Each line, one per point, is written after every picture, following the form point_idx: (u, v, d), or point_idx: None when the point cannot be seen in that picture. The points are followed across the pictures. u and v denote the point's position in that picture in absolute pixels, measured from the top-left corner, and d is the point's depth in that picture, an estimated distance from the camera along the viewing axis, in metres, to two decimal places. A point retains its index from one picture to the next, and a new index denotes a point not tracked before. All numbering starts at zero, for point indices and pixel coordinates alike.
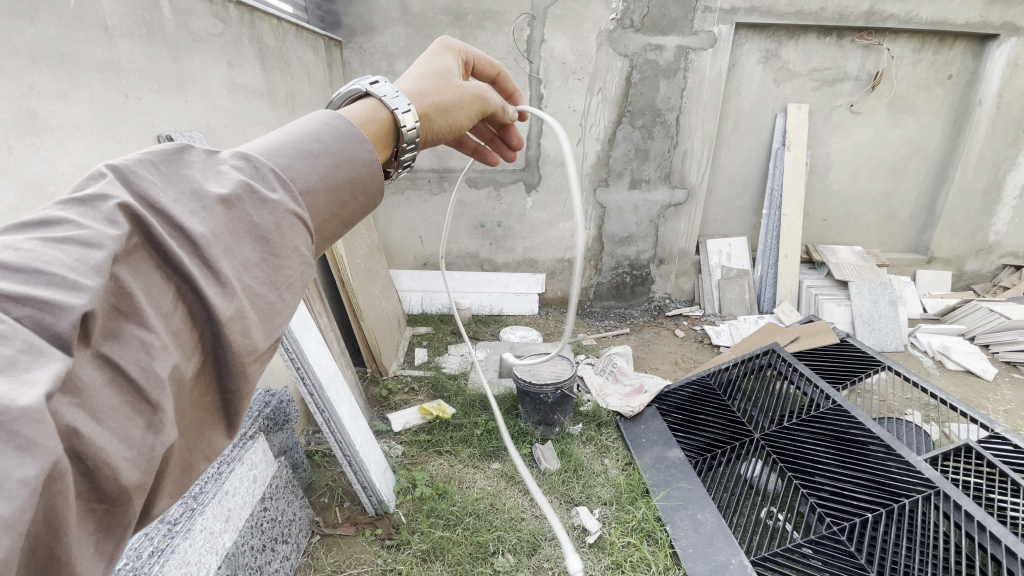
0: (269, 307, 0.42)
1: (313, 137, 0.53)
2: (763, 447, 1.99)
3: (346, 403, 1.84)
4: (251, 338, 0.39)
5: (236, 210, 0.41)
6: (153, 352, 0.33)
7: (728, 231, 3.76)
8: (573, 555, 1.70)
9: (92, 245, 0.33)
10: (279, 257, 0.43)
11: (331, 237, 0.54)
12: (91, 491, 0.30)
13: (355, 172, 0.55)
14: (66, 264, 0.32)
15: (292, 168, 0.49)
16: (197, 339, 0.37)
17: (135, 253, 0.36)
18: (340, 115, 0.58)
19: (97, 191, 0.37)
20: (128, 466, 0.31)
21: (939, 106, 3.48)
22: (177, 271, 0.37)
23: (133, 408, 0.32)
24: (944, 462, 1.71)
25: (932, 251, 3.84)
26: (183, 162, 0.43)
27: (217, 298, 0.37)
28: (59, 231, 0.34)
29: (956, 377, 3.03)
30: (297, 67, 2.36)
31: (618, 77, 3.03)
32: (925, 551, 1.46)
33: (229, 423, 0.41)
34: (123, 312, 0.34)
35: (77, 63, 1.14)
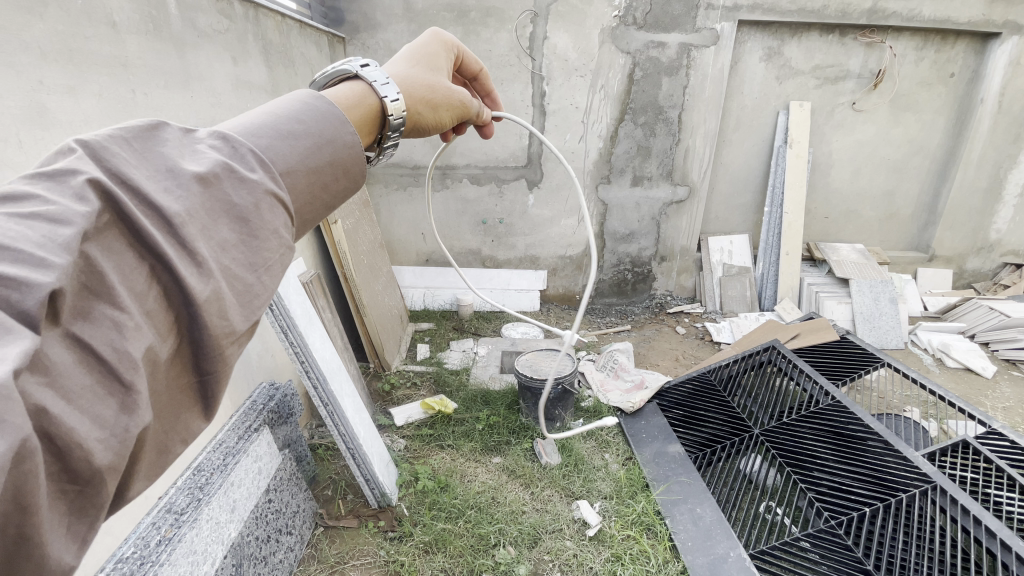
0: (247, 288, 0.42)
1: (294, 118, 0.54)
2: (763, 443, 2.00)
3: (349, 396, 1.85)
4: (228, 320, 0.39)
5: (212, 188, 0.42)
6: (125, 332, 0.32)
7: (730, 229, 3.77)
8: (574, 548, 1.72)
9: (60, 222, 0.33)
10: (258, 238, 0.44)
11: (310, 220, 0.55)
12: (62, 473, 0.29)
13: (336, 155, 0.56)
14: (33, 241, 0.31)
15: (271, 149, 0.50)
16: (172, 319, 0.37)
17: (107, 231, 0.36)
18: (321, 95, 0.60)
19: (66, 166, 0.37)
20: (100, 448, 0.30)
21: (942, 104, 3.48)
22: (150, 250, 0.36)
23: (105, 389, 0.31)
24: (941, 457, 1.72)
25: (933, 249, 3.84)
26: (158, 139, 0.43)
27: (193, 278, 0.37)
28: (25, 206, 0.34)
29: (955, 375, 3.04)
30: (301, 63, 2.37)
31: (620, 74, 3.03)
32: (921, 546, 1.47)
33: (207, 406, 0.41)
34: (93, 290, 0.33)
35: (85, 59, 1.15)
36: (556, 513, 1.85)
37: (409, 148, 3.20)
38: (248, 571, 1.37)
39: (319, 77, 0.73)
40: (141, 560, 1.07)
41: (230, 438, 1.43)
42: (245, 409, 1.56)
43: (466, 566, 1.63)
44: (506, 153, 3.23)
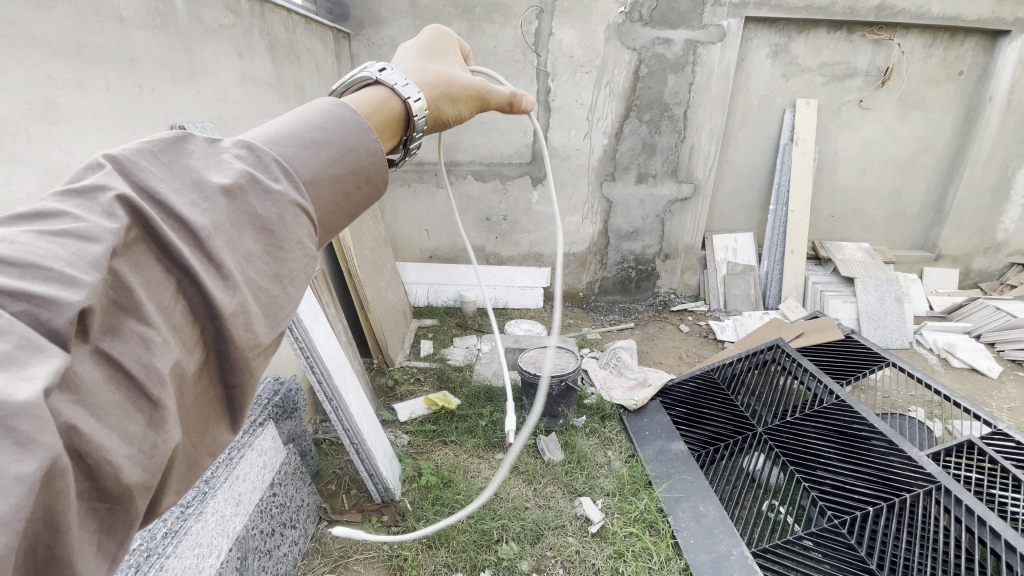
0: (274, 300, 0.41)
1: (316, 126, 0.52)
2: (766, 442, 2.00)
3: (353, 391, 1.86)
4: (254, 332, 0.38)
5: (237, 200, 0.41)
6: (154, 347, 0.32)
7: (734, 227, 3.76)
8: (576, 544, 1.72)
9: (89, 239, 0.32)
10: (283, 248, 0.43)
11: (334, 229, 0.54)
12: (92, 490, 0.29)
13: (360, 162, 0.54)
14: (63, 258, 0.31)
15: (295, 158, 0.48)
16: (198, 333, 0.36)
17: (134, 246, 0.35)
18: (344, 102, 0.58)
19: (95, 181, 0.36)
20: (131, 464, 0.29)
21: (949, 103, 3.46)
22: (178, 264, 0.36)
23: (134, 405, 0.31)
24: (945, 457, 1.73)
25: (940, 248, 3.82)
26: (185, 150, 0.42)
27: (219, 292, 0.36)
28: (56, 223, 0.34)
29: (961, 375, 3.03)
30: (306, 59, 2.37)
31: (626, 71, 3.02)
32: (926, 545, 1.47)
33: (234, 418, 0.40)
34: (122, 307, 0.33)
35: (93, 53, 1.16)
36: (558, 510, 1.86)
37: None
38: (253, 564, 1.38)
39: (339, 85, 0.73)
40: (148, 552, 1.08)
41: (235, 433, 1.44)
42: (250, 404, 1.58)
43: (470, 562, 1.64)
44: (511, 150, 3.22)
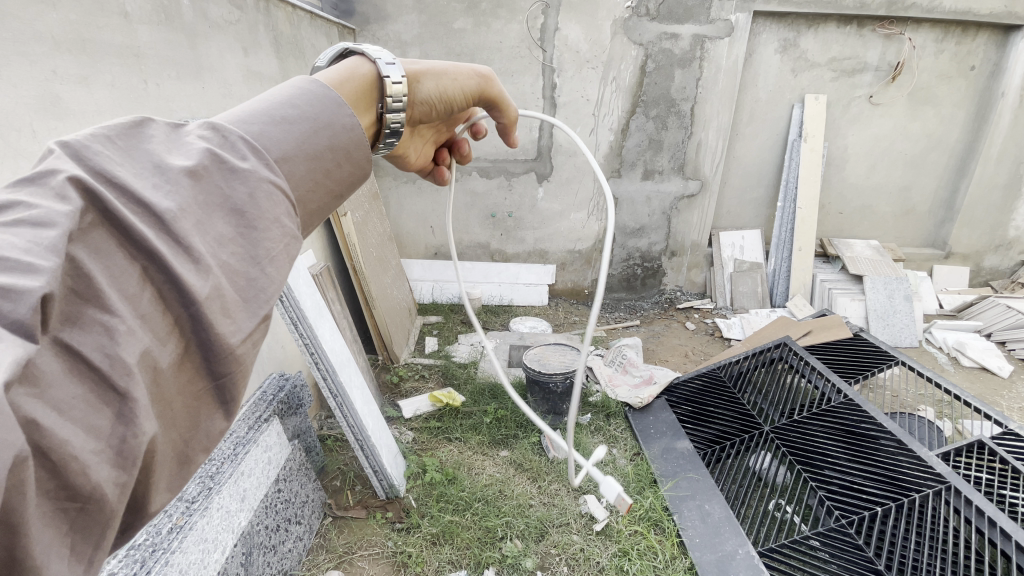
0: (251, 283, 0.40)
1: (285, 104, 0.52)
2: (773, 440, 1.99)
3: (359, 388, 1.87)
4: (230, 318, 0.37)
5: (203, 181, 0.40)
6: (117, 336, 0.31)
7: (741, 224, 3.73)
8: (581, 542, 1.71)
9: (43, 225, 0.32)
10: (256, 228, 0.42)
11: (314, 206, 0.53)
12: (60, 489, 0.28)
13: (335, 138, 0.54)
14: (20, 246, 0.31)
15: (263, 135, 0.47)
16: (173, 322, 0.35)
17: (93, 230, 0.34)
18: (316, 80, 0.57)
19: (45, 166, 0.36)
20: (97, 461, 0.29)
21: (962, 98, 3.40)
22: (141, 250, 0.35)
23: (100, 400, 0.30)
24: (955, 457, 1.70)
25: (950, 246, 3.78)
26: (142, 136, 0.42)
27: (191, 276, 0.35)
28: (13, 214, 0.33)
29: (971, 374, 2.99)
30: (311, 55, 2.36)
31: (633, 66, 2.99)
32: (935, 547, 1.45)
33: (226, 407, 0.39)
34: (82, 294, 0.32)
35: (98, 49, 1.16)
36: (563, 507, 1.85)
37: None
38: (258, 561, 1.39)
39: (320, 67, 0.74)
40: (154, 548, 1.09)
41: (240, 428, 1.44)
42: (255, 400, 1.58)
43: (474, 559, 1.64)
44: (516, 147, 3.20)
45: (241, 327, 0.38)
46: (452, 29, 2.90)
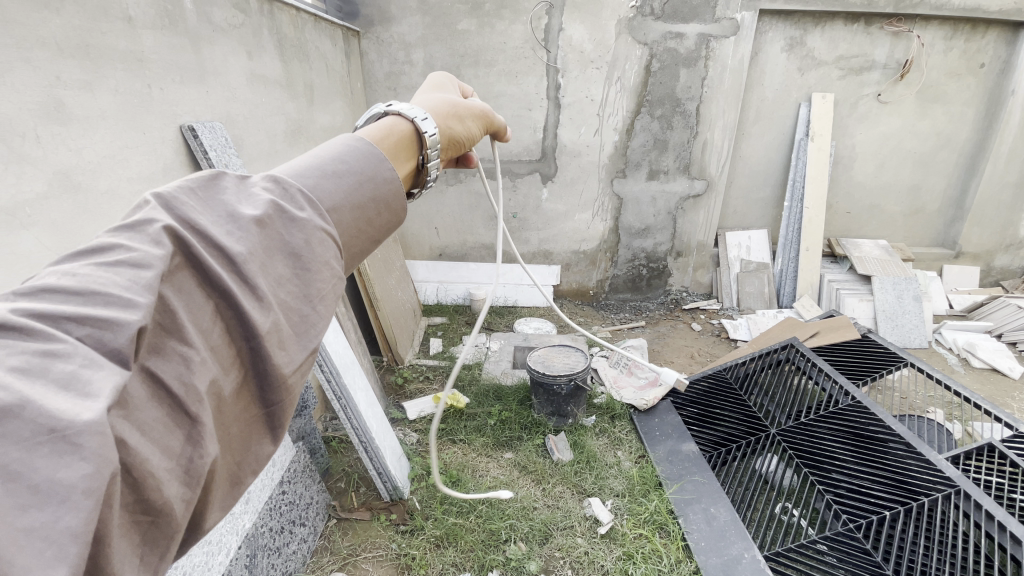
0: (302, 319, 0.45)
1: (337, 160, 0.56)
2: (779, 442, 1.97)
3: (362, 390, 1.86)
4: (285, 350, 0.42)
5: (268, 229, 0.44)
6: (192, 366, 0.35)
7: (747, 224, 3.70)
8: (586, 545, 1.70)
9: (141, 265, 0.36)
10: (309, 270, 0.46)
11: (359, 253, 0.57)
12: (136, 503, 0.32)
13: (378, 190, 0.58)
14: (121, 284, 0.35)
15: (318, 187, 0.52)
16: (235, 354, 0.40)
17: (178, 272, 0.38)
18: (361, 137, 0.62)
19: (145, 216, 0.40)
20: (170, 479, 0.33)
21: (971, 96, 3.36)
22: (216, 288, 0.39)
23: (174, 422, 0.34)
24: (965, 461, 1.68)
25: (960, 245, 3.73)
26: (218, 188, 0.46)
27: (256, 312, 0.40)
28: (111, 255, 0.37)
29: (981, 375, 2.95)
30: (315, 58, 2.37)
31: (637, 66, 2.98)
32: (943, 551, 1.43)
33: (274, 433, 0.43)
34: (167, 328, 0.36)
35: (101, 54, 1.16)
36: (567, 510, 1.84)
37: None
38: (262, 562, 1.39)
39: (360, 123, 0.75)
40: None
41: None
42: None
43: (477, 561, 1.63)
44: (520, 147, 3.20)
45: (292, 358, 0.43)
46: (456, 31, 2.91)
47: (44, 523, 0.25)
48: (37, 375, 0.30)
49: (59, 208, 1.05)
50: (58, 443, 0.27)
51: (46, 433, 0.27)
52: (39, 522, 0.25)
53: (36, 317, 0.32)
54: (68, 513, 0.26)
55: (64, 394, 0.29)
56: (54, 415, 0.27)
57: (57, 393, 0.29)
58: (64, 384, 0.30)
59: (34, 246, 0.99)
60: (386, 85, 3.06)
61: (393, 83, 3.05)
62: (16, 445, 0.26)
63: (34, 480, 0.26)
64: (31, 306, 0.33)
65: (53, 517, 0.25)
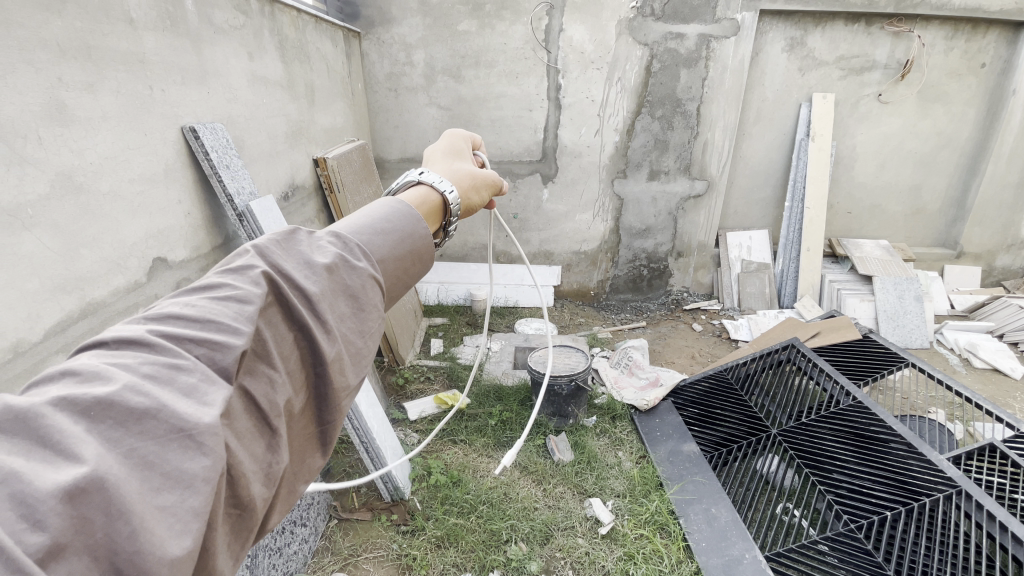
0: (358, 352, 0.50)
1: (384, 218, 0.61)
2: (780, 443, 1.97)
3: (361, 390, 1.86)
4: (346, 376, 0.48)
5: (335, 275, 0.49)
6: (275, 386, 0.41)
7: (748, 224, 3.70)
8: (586, 546, 1.71)
9: (245, 300, 0.41)
10: (365, 310, 0.51)
11: (398, 297, 0.61)
12: (230, 500, 0.37)
13: (415, 245, 0.62)
14: (230, 314, 0.40)
15: (371, 243, 0.57)
16: (305, 378, 0.46)
17: (269, 307, 0.44)
18: (401, 201, 0.66)
19: (245, 262, 0.45)
20: (255, 482, 0.38)
21: (972, 95, 3.36)
22: (295, 320, 0.45)
23: (259, 432, 0.40)
24: (966, 461, 1.67)
25: (962, 245, 3.72)
26: (295, 242, 0.50)
27: (325, 343, 0.45)
28: (220, 290, 0.42)
29: (983, 375, 2.95)
30: (316, 59, 2.37)
31: (638, 66, 2.98)
32: (944, 551, 1.43)
33: (325, 449, 0.49)
34: (258, 354, 0.42)
35: (103, 56, 1.17)
36: (568, 510, 1.84)
37: (424, 142, 3.19)
38: (263, 561, 1.39)
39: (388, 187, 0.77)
40: None
41: None
42: None
43: (479, 562, 1.64)
44: (521, 148, 3.20)
45: (349, 385, 0.48)
46: (456, 32, 2.91)
47: (174, 502, 0.31)
48: (166, 383, 0.36)
49: (61, 209, 1.05)
50: (186, 440, 0.33)
51: (176, 431, 0.33)
52: (171, 501, 0.31)
53: (164, 337, 0.39)
54: (192, 495, 0.32)
55: (187, 401, 0.35)
56: (183, 417, 0.33)
57: (182, 399, 0.35)
58: (186, 392, 0.35)
59: (36, 246, 0.99)
60: (387, 85, 3.06)
61: (394, 84, 3.06)
62: (152, 439, 0.33)
63: (166, 468, 0.32)
64: (162, 327, 0.39)
65: (180, 499, 0.31)
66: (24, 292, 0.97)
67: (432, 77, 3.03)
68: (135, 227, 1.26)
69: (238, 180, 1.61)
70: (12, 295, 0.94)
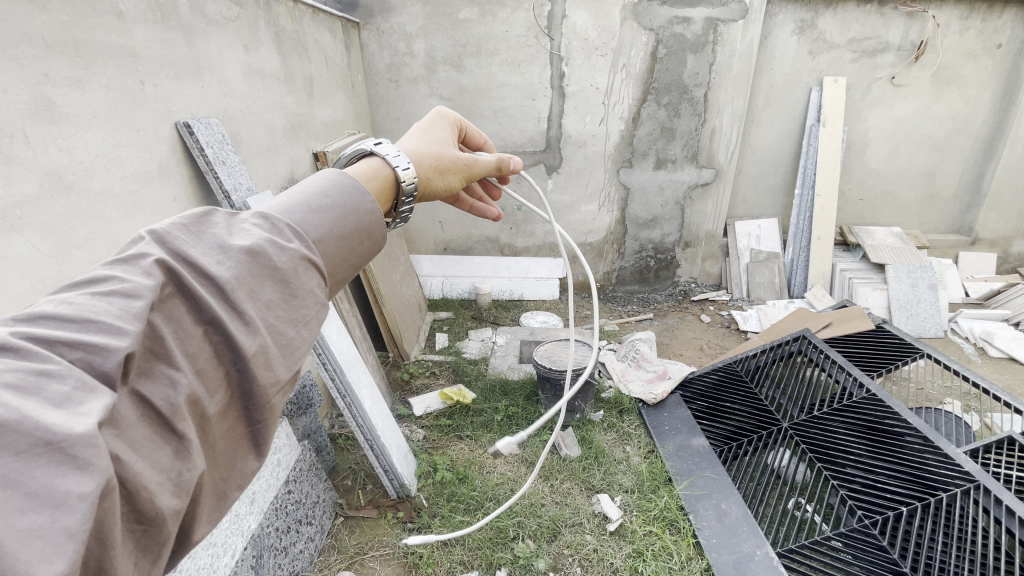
0: (289, 341, 0.48)
1: (321, 194, 0.59)
2: (791, 437, 1.93)
3: (367, 387, 1.85)
4: (273, 371, 0.45)
5: (257, 259, 0.47)
6: (178, 386, 0.38)
7: (757, 212, 3.62)
8: (594, 543, 1.69)
9: (133, 295, 0.39)
10: (296, 297, 0.49)
11: (343, 277, 0.59)
12: (130, 514, 0.35)
13: (360, 222, 0.60)
14: (113, 313, 0.38)
15: (303, 221, 0.54)
16: (224, 375, 0.43)
17: (169, 299, 0.41)
18: (344, 172, 0.65)
19: (138, 250, 0.42)
20: (161, 491, 0.36)
21: (989, 77, 3.27)
22: (204, 313, 0.42)
23: (162, 439, 0.38)
24: (984, 454, 1.62)
25: (977, 232, 3.65)
26: (208, 224, 0.48)
27: (243, 336, 0.43)
28: (104, 287, 0.39)
29: (998, 364, 2.88)
30: (314, 50, 2.33)
31: (643, 52, 2.90)
32: (962, 547, 1.40)
33: (260, 449, 0.47)
34: (156, 353, 0.39)
35: (91, 50, 1.13)
36: (576, 506, 1.82)
37: None
38: (269, 562, 1.38)
39: (341, 157, 0.77)
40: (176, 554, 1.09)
41: None
42: None
43: (485, 560, 1.62)
44: (524, 138, 3.14)
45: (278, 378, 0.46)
46: (457, 20, 2.85)
47: (43, 524, 0.28)
48: (32, 392, 0.33)
49: (51, 209, 1.03)
50: (55, 453, 0.30)
51: (44, 445, 0.30)
52: (38, 523, 0.28)
53: (33, 340, 0.36)
54: (66, 515, 0.29)
55: (57, 411, 0.32)
56: (50, 428, 0.31)
57: (51, 409, 0.32)
58: (58, 402, 0.33)
59: (26, 248, 0.97)
60: (387, 77, 3.01)
61: (394, 75, 3.00)
62: (14, 456, 0.30)
63: (32, 487, 0.29)
64: (32, 329, 0.36)
65: (50, 519, 0.28)
66: (15, 294, 0.95)
67: (433, 67, 2.98)
68: (129, 226, 1.24)
69: (236, 176, 1.58)
70: (3, 298, 0.92)
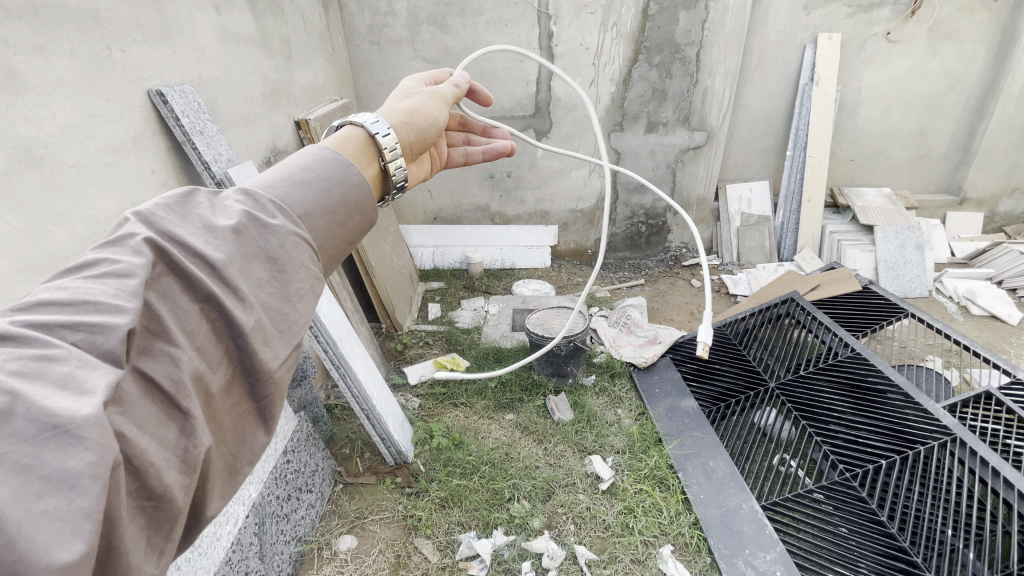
0: (285, 317, 0.47)
1: (305, 167, 0.57)
2: (778, 396, 1.98)
3: (360, 358, 1.86)
4: (271, 345, 0.45)
5: (244, 236, 0.47)
6: (179, 362, 0.38)
7: (749, 175, 3.60)
8: (587, 501, 1.75)
9: (126, 275, 0.38)
10: (288, 272, 0.48)
11: (337, 253, 0.58)
12: (139, 492, 0.35)
13: (347, 195, 0.59)
14: (108, 292, 0.37)
15: (289, 196, 0.53)
16: (224, 352, 0.43)
17: (161, 278, 0.41)
18: (326, 145, 0.63)
19: (123, 231, 0.41)
20: (167, 467, 0.36)
21: (985, 32, 3.21)
22: (199, 291, 0.42)
23: (167, 417, 0.38)
24: (962, 409, 1.68)
25: (965, 191, 3.66)
26: (192, 204, 0.47)
27: (239, 311, 0.43)
28: (96, 269, 0.39)
29: (980, 322, 2.95)
30: (290, 10, 2.22)
31: (634, 9, 2.80)
32: (936, 496, 1.47)
33: (267, 424, 0.47)
34: (153, 331, 0.39)
35: (51, 13, 1.07)
36: (569, 468, 1.88)
37: None
38: (271, 528, 1.42)
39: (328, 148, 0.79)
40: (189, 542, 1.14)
41: None
42: None
43: (482, 520, 1.67)
44: (513, 102, 3.06)
45: (278, 353, 0.46)
46: None
47: (59, 506, 0.28)
48: (36, 376, 0.33)
49: (23, 184, 1.00)
50: (61, 436, 0.30)
51: (49, 429, 0.30)
52: (55, 505, 0.28)
53: (32, 326, 0.35)
54: (81, 496, 0.29)
55: (63, 393, 0.32)
56: (55, 412, 0.31)
57: (56, 391, 0.32)
58: (61, 384, 0.32)
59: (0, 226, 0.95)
60: (369, 39, 2.89)
61: (376, 37, 2.88)
62: (24, 441, 0.30)
63: (45, 470, 0.29)
64: (29, 316, 0.36)
65: (66, 501, 0.29)
66: None
67: (416, 28, 2.86)
68: (108, 201, 1.20)
69: (215, 147, 1.53)
70: None
